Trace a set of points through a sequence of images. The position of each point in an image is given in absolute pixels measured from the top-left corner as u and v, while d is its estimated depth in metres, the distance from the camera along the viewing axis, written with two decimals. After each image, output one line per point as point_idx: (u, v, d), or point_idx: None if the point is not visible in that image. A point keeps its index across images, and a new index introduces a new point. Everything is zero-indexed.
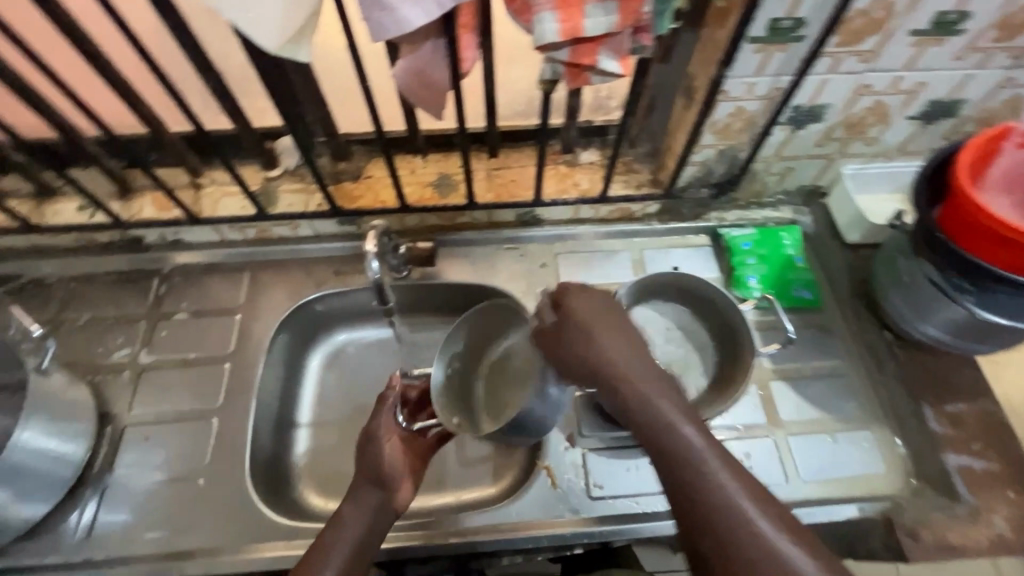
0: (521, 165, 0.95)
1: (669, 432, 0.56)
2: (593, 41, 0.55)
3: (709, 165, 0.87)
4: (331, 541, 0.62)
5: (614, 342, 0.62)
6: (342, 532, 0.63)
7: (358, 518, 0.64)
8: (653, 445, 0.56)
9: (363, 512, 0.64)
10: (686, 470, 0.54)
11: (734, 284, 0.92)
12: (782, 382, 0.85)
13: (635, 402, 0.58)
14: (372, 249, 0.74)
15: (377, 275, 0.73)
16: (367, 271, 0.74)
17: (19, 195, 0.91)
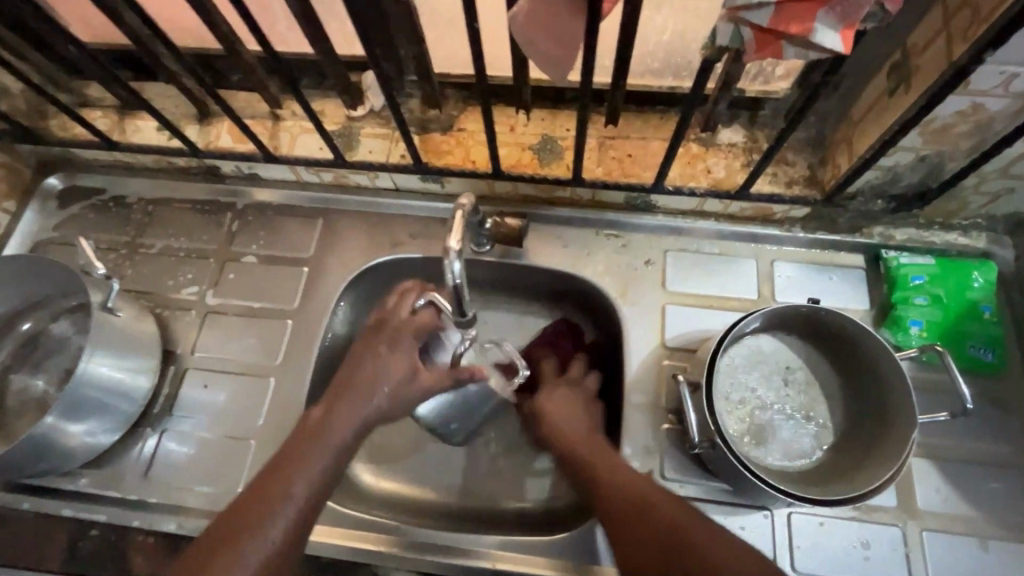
0: (643, 137, 0.78)
1: (609, 472, 0.60)
2: (813, 1, 0.38)
3: (898, 172, 0.66)
4: (292, 474, 0.57)
5: (564, 411, 0.68)
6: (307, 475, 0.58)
7: (302, 471, 0.57)
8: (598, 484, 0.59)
9: (314, 459, 0.58)
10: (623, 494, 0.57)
11: (889, 325, 0.73)
12: (926, 460, 0.68)
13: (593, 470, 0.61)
14: (457, 248, 0.56)
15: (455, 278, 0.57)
16: (446, 272, 0.57)
17: (104, 106, 0.87)
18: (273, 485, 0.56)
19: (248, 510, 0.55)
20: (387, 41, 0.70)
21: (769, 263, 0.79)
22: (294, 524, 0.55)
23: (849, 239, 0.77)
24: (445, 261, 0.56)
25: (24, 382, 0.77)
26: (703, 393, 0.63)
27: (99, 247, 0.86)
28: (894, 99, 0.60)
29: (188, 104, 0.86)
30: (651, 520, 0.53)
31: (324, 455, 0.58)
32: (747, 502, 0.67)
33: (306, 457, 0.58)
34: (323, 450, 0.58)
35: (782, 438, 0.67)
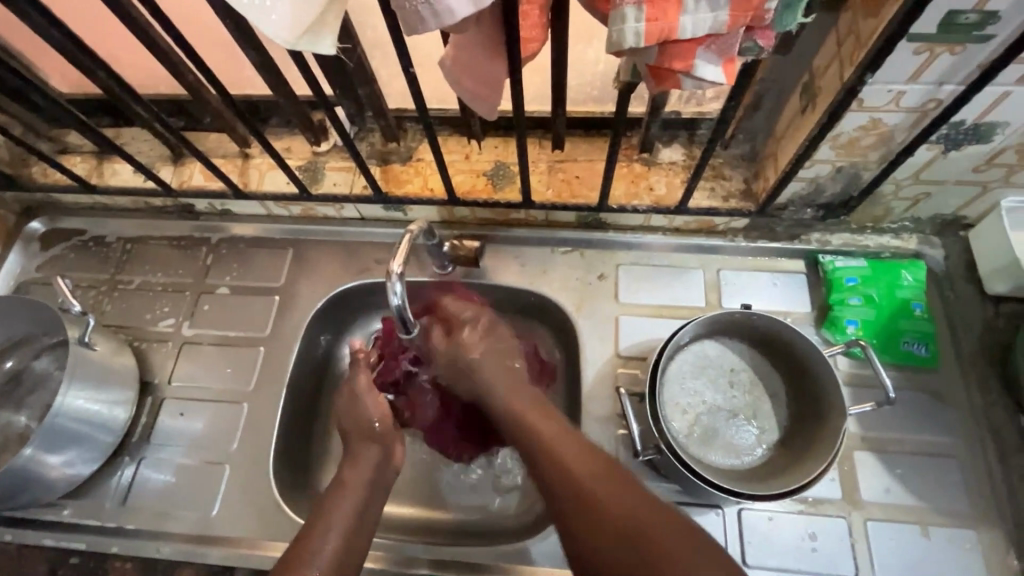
0: (589, 159, 0.83)
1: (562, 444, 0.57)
2: (689, 42, 0.42)
3: (821, 182, 0.71)
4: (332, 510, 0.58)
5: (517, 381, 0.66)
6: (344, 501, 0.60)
7: (355, 489, 0.61)
8: (546, 459, 0.57)
9: (363, 475, 0.63)
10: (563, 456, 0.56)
11: (828, 325, 0.77)
12: (869, 453, 0.72)
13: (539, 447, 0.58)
14: (399, 270, 0.61)
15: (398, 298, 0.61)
16: (389, 295, 0.61)
17: (83, 152, 0.92)
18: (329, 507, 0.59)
19: (312, 521, 0.58)
20: (343, 83, 0.76)
21: (715, 272, 0.83)
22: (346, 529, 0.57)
23: (789, 246, 0.82)
24: (387, 283, 0.61)
25: (7, 418, 0.80)
26: (648, 399, 0.66)
27: (80, 285, 0.90)
28: (805, 116, 0.65)
29: (163, 147, 0.91)
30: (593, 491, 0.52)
31: (365, 474, 0.63)
32: (699, 501, 0.70)
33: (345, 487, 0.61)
34: (371, 466, 0.64)
35: (728, 436, 0.71)
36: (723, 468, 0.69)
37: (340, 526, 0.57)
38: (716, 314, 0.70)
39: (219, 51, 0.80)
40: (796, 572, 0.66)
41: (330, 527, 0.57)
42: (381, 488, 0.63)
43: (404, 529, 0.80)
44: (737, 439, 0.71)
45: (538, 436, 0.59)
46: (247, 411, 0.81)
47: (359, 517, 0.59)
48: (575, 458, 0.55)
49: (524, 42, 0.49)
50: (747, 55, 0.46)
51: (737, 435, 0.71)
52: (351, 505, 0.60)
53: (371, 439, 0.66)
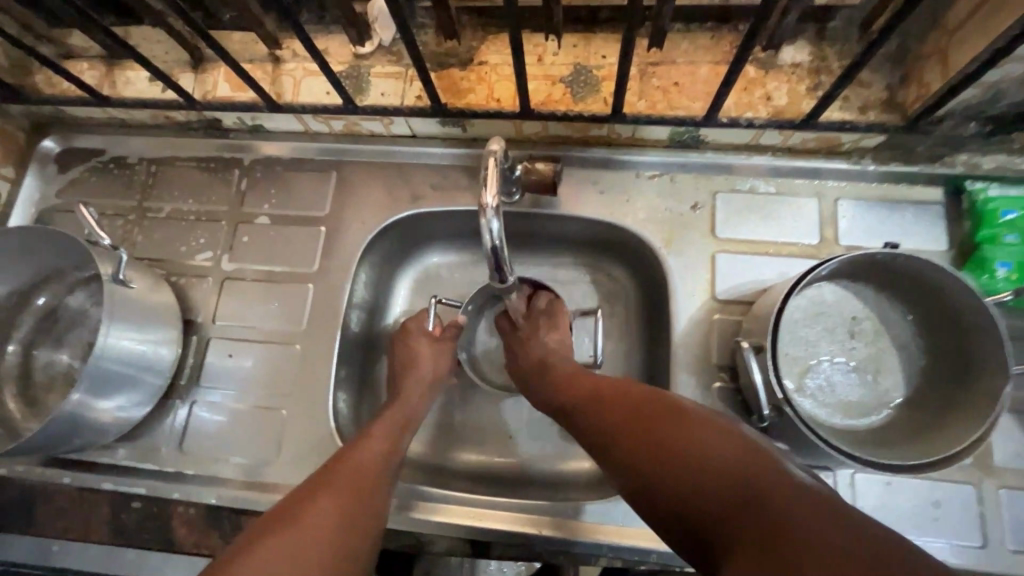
0: (691, 61, 0.68)
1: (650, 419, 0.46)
2: None
3: (1005, 87, 0.56)
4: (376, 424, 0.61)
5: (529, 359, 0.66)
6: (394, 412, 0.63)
7: (396, 416, 0.63)
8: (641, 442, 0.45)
9: (403, 409, 0.64)
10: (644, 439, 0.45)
11: (971, 267, 0.65)
12: (1008, 414, 0.62)
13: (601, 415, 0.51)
14: (494, 204, 0.52)
15: (496, 238, 0.53)
16: (482, 232, 0.53)
17: (89, 57, 0.79)
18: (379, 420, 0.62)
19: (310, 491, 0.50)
20: None
21: (831, 202, 0.71)
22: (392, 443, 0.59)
23: (927, 170, 0.68)
24: (482, 219, 0.52)
25: (49, 356, 0.75)
26: (767, 352, 0.57)
27: (106, 214, 0.81)
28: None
29: (180, 50, 0.78)
30: (692, 461, 0.40)
31: (373, 456, 0.56)
32: (807, 462, 0.63)
33: (400, 407, 0.64)
34: (383, 444, 0.58)
35: (843, 394, 0.63)
36: (835, 429, 0.61)
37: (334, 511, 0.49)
38: (872, 252, 0.57)
39: None
40: (914, 540, 0.60)
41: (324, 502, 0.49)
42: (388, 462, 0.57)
43: (470, 476, 0.76)
44: (848, 394, 0.63)
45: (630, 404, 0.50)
46: (301, 354, 0.74)
47: (358, 500, 0.51)
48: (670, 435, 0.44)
49: None
50: None
51: (848, 390, 0.63)
52: (350, 478, 0.52)
53: (389, 411, 0.64)
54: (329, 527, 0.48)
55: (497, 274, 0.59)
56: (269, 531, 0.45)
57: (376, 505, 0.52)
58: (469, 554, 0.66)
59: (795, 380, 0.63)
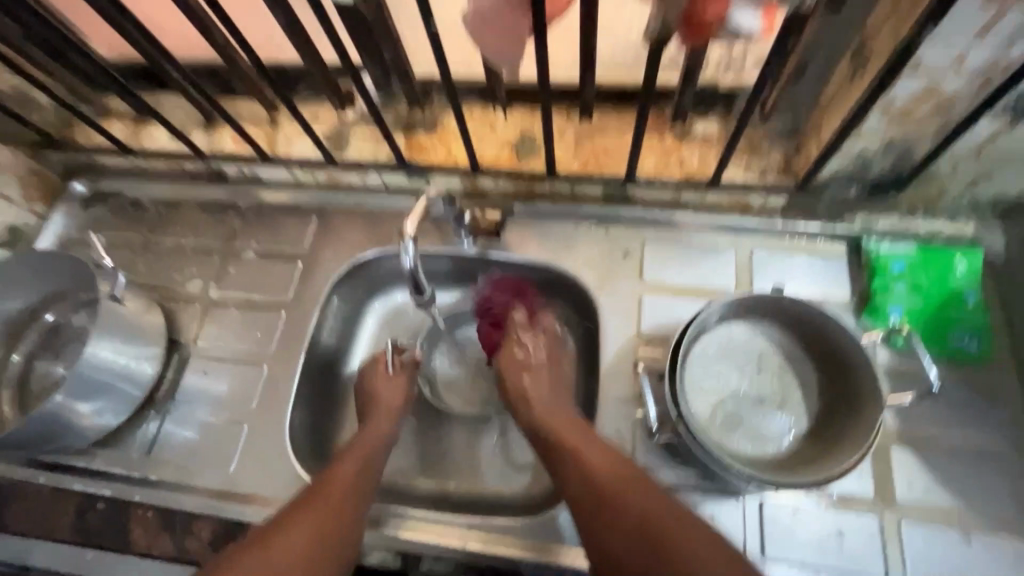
0: (618, 131, 0.80)
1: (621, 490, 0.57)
2: None
3: (868, 156, 0.65)
4: (346, 456, 0.67)
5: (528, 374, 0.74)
6: (364, 445, 0.70)
7: (364, 447, 0.69)
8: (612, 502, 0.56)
9: (374, 437, 0.71)
10: (618, 523, 0.54)
11: (868, 313, 0.72)
12: (908, 449, 0.67)
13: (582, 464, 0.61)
14: (412, 233, 0.62)
15: (412, 262, 0.65)
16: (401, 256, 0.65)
17: (123, 117, 0.94)
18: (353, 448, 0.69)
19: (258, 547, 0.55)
20: (369, 45, 0.74)
21: (747, 253, 0.79)
22: (360, 470, 0.66)
23: (829, 228, 0.77)
24: (401, 245, 0.62)
25: (46, 368, 0.84)
26: (666, 377, 0.64)
27: (116, 246, 0.93)
28: (855, 82, 0.60)
29: (196, 113, 0.93)
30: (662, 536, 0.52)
31: (345, 483, 0.64)
32: (718, 488, 0.67)
33: (366, 436, 0.71)
34: (355, 469, 0.66)
35: (752, 423, 0.68)
36: (740, 455, 0.66)
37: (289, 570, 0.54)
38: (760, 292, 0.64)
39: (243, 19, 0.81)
40: (820, 568, 0.63)
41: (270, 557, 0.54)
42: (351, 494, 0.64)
43: (414, 498, 0.80)
44: (755, 425, 0.68)
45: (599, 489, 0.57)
46: (268, 374, 0.82)
47: (331, 527, 0.59)
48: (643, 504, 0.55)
49: None
50: None
51: (755, 421, 0.68)
52: (325, 507, 0.60)
53: (362, 437, 0.71)
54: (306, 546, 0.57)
55: (415, 289, 0.73)
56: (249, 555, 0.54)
57: (346, 520, 0.61)
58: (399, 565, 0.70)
59: (705, 408, 0.68)
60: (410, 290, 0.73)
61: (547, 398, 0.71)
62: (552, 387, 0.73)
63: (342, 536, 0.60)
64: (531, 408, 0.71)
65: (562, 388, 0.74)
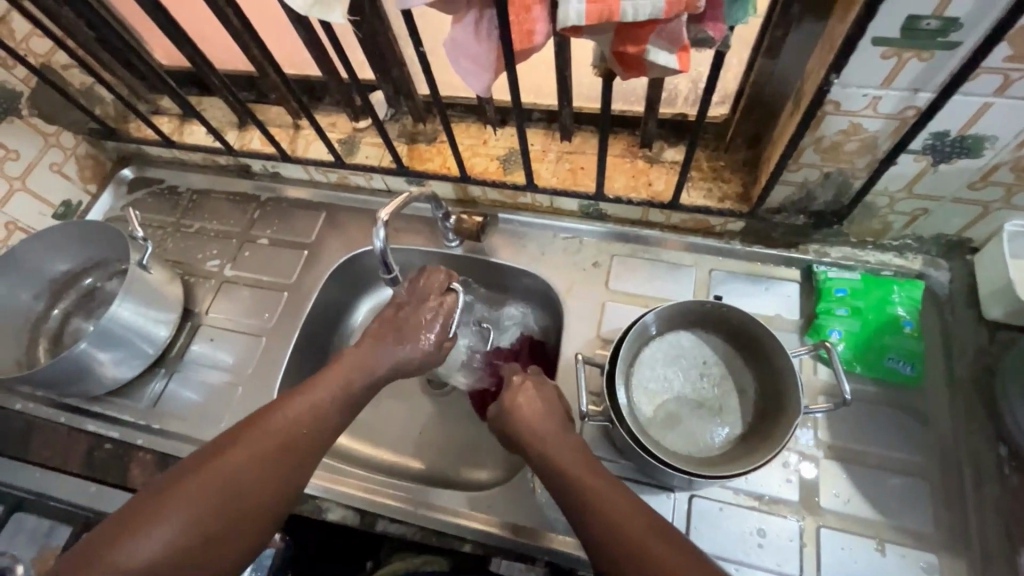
0: (595, 152, 0.88)
1: (605, 496, 0.59)
2: (643, 27, 0.47)
3: (811, 187, 0.72)
4: (312, 384, 0.66)
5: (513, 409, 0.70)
6: (332, 377, 0.67)
7: (335, 377, 0.67)
8: (590, 503, 0.59)
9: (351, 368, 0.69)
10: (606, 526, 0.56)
11: (811, 332, 0.77)
12: (836, 462, 0.71)
13: (560, 470, 0.63)
14: (385, 218, 0.71)
15: (381, 242, 0.71)
16: (371, 237, 0.72)
17: (170, 114, 1.08)
18: (323, 377, 0.67)
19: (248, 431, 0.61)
20: (381, 65, 0.85)
21: (706, 271, 0.86)
22: (326, 400, 0.65)
23: (782, 254, 0.83)
24: (374, 227, 0.70)
25: (79, 324, 0.96)
26: (607, 372, 0.71)
27: (152, 225, 1.06)
28: (792, 119, 0.67)
29: (232, 115, 1.06)
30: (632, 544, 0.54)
31: (301, 415, 0.63)
32: (652, 481, 0.72)
33: (341, 364, 0.69)
34: (318, 399, 0.65)
35: (689, 424, 0.73)
36: (674, 452, 0.71)
37: (262, 458, 0.60)
38: (698, 300, 0.71)
39: (279, 35, 0.94)
40: (739, 563, 0.67)
41: (252, 441, 0.60)
42: (331, 417, 0.66)
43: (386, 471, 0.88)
44: (692, 426, 0.73)
45: (595, 504, 0.58)
46: (266, 346, 0.92)
47: (281, 457, 0.60)
48: (617, 513, 0.57)
49: (530, 35, 0.56)
50: (705, 46, 0.51)
51: (692, 422, 0.73)
52: (275, 437, 0.61)
53: (333, 371, 0.68)
54: (255, 476, 0.59)
55: (384, 269, 0.76)
56: (192, 482, 0.57)
57: (307, 455, 0.62)
58: (357, 524, 0.76)
59: (646, 408, 0.74)
60: (379, 271, 0.76)
61: (554, 434, 0.66)
62: (550, 413, 0.70)
63: (296, 468, 0.61)
64: (517, 419, 0.69)
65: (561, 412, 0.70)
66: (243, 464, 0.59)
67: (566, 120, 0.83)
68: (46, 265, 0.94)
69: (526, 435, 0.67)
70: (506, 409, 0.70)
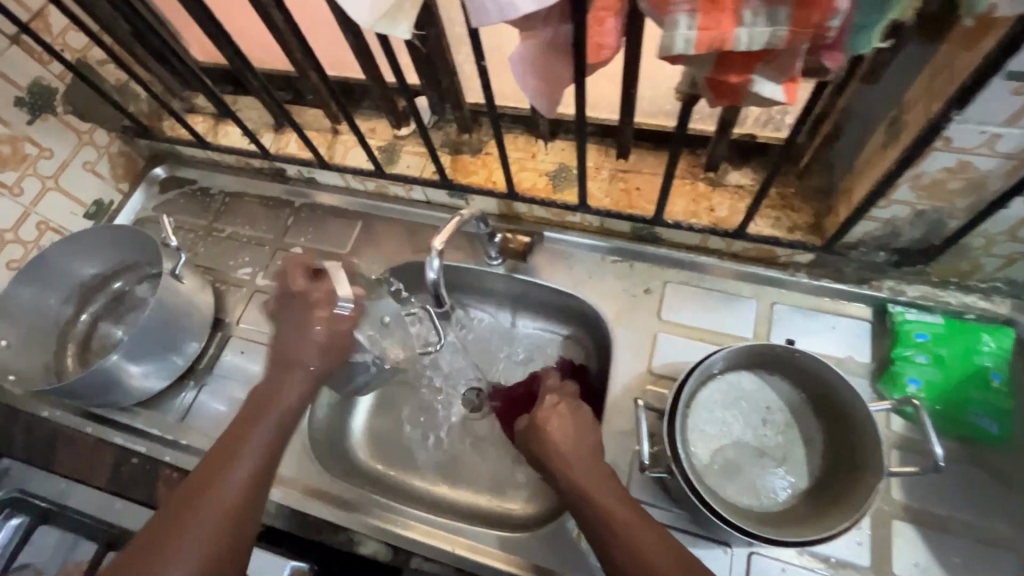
0: (652, 172, 0.83)
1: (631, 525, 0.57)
2: (749, 55, 0.42)
3: (898, 225, 0.66)
4: (246, 437, 0.64)
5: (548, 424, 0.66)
6: (265, 424, 0.65)
7: (268, 429, 0.65)
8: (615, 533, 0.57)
9: (278, 411, 0.66)
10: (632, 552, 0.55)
11: (885, 379, 0.71)
12: (912, 525, 0.65)
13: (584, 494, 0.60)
14: (439, 247, 0.66)
15: (435, 273, 0.66)
16: (426, 267, 0.67)
17: (205, 113, 1.05)
18: (253, 426, 0.65)
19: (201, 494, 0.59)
20: (429, 72, 0.80)
21: (767, 304, 0.80)
22: (261, 459, 0.63)
23: (854, 290, 0.77)
24: (428, 256, 0.66)
25: (108, 329, 0.93)
26: (667, 416, 0.66)
27: (184, 228, 1.03)
28: (886, 151, 0.61)
29: (268, 116, 1.02)
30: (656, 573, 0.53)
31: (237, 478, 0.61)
32: (709, 534, 0.67)
33: (268, 407, 0.67)
34: (255, 456, 0.63)
35: (750, 474, 0.68)
36: (735, 504, 0.66)
37: (203, 539, 0.57)
38: (769, 344, 0.65)
39: (322, 36, 0.89)
40: None
41: (188, 526, 0.57)
42: (265, 476, 0.63)
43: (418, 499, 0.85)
44: (753, 476, 0.68)
45: (613, 533, 0.57)
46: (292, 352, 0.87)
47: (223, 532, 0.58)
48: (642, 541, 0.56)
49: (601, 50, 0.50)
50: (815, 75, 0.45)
51: (754, 472, 0.68)
52: (212, 511, 0.58)
53: (267, 411, 0.66)
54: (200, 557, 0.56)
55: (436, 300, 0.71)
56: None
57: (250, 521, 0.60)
58: (390, 560, 0.73)
59: (704, 454, 0.69)
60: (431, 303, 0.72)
61: (583, 458, 0.63)
62: (582, 434, 0.66)
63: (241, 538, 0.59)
64: (546, 436, 0.65)
65: (591, 428, 0.67)
66: (181, 551, 0.56)
67: (626, 138, 0.78)
68: (76, 268, 0.91)
69: (555, 454, 0.63)
70: (539, 427, 0.66)
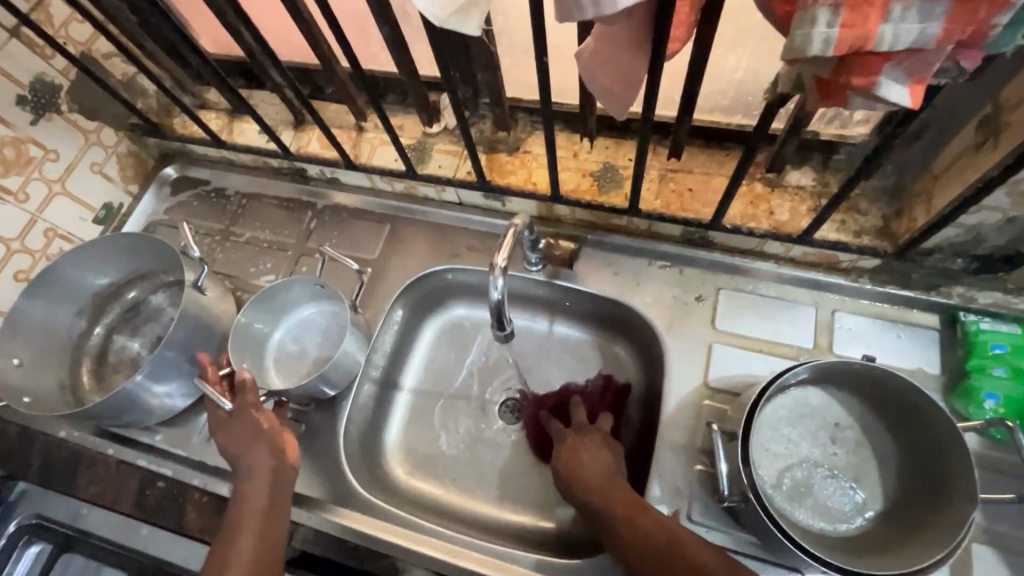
0: (706, 172, 0.78)
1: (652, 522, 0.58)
2: (879, 55, 0.36)
3: (984, 231, 0.62)
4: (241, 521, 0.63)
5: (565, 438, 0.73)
6: (255, 504, 0.64)
7: (259, 509, 0.64)
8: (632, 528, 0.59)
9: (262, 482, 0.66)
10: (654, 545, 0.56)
11: (960, 394, 0.67)
12: (994, 550, 0.62)
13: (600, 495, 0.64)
14: (502, 265, 0.64)
15: (500, 293, 0.64)
16: (490, 286, 0.64)
17: (219, 109, 0.99)
18: (242, 506, 0.64)
19: None
20: (468, 67, 0.74)
21: (829, 311, 0.76)
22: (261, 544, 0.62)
23: (923, 297, 0.72)
24: (491, 276, 0.64)
25: (124, 342, 0.88)
26: (739, 439, 0.62)
27: (199, 232, 0.97)
28: (981, 153, 0.56)
29: (287, 112, 0.96)
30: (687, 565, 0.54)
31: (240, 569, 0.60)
32: (777, 559, 0.64)
33: (254, 481, 0.66)
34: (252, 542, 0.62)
35: (821, 496, 0.64)
36: (806, 529, 0.63)
37: None
38: (848, 360, 0.62)
39: (350, 27, 0.83)
40: None
41: None
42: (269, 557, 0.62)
43: (459, 517, 0.81)
44: (824, 498, 0.65)
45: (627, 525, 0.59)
46: (326, 350, 0.84)
47: None
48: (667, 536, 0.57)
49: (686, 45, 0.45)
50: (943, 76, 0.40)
51: (825, 493, 0.65)
52: None
53: (251, 482, 0.66)
54: None
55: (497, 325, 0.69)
56: None
57: None
58: None
59: (771, 476, 0.65)
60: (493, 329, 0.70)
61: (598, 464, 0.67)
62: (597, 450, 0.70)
63: None
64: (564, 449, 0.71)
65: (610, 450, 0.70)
66: None
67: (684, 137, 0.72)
68: (88, 279, 0.86)
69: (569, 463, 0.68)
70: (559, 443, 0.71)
